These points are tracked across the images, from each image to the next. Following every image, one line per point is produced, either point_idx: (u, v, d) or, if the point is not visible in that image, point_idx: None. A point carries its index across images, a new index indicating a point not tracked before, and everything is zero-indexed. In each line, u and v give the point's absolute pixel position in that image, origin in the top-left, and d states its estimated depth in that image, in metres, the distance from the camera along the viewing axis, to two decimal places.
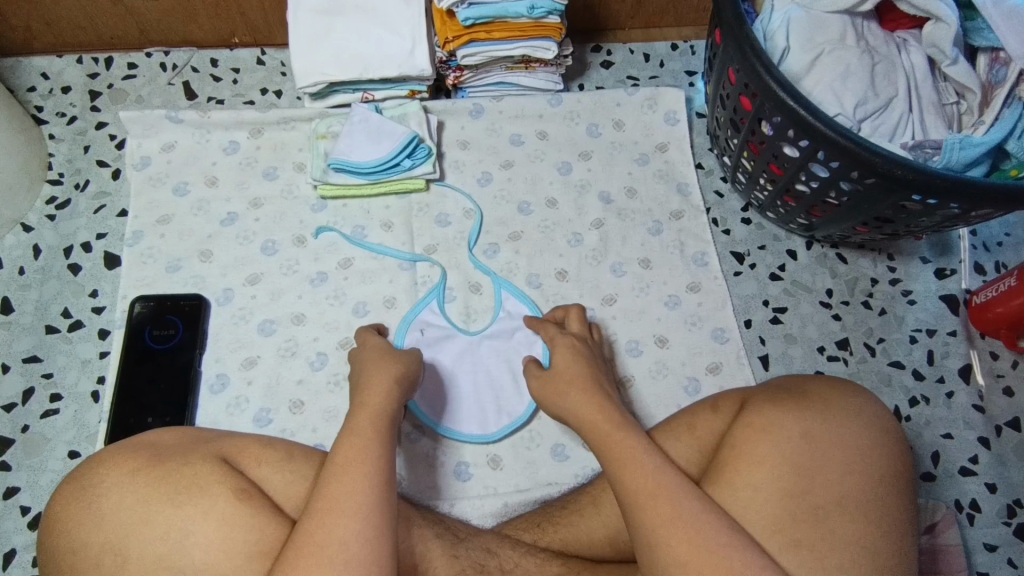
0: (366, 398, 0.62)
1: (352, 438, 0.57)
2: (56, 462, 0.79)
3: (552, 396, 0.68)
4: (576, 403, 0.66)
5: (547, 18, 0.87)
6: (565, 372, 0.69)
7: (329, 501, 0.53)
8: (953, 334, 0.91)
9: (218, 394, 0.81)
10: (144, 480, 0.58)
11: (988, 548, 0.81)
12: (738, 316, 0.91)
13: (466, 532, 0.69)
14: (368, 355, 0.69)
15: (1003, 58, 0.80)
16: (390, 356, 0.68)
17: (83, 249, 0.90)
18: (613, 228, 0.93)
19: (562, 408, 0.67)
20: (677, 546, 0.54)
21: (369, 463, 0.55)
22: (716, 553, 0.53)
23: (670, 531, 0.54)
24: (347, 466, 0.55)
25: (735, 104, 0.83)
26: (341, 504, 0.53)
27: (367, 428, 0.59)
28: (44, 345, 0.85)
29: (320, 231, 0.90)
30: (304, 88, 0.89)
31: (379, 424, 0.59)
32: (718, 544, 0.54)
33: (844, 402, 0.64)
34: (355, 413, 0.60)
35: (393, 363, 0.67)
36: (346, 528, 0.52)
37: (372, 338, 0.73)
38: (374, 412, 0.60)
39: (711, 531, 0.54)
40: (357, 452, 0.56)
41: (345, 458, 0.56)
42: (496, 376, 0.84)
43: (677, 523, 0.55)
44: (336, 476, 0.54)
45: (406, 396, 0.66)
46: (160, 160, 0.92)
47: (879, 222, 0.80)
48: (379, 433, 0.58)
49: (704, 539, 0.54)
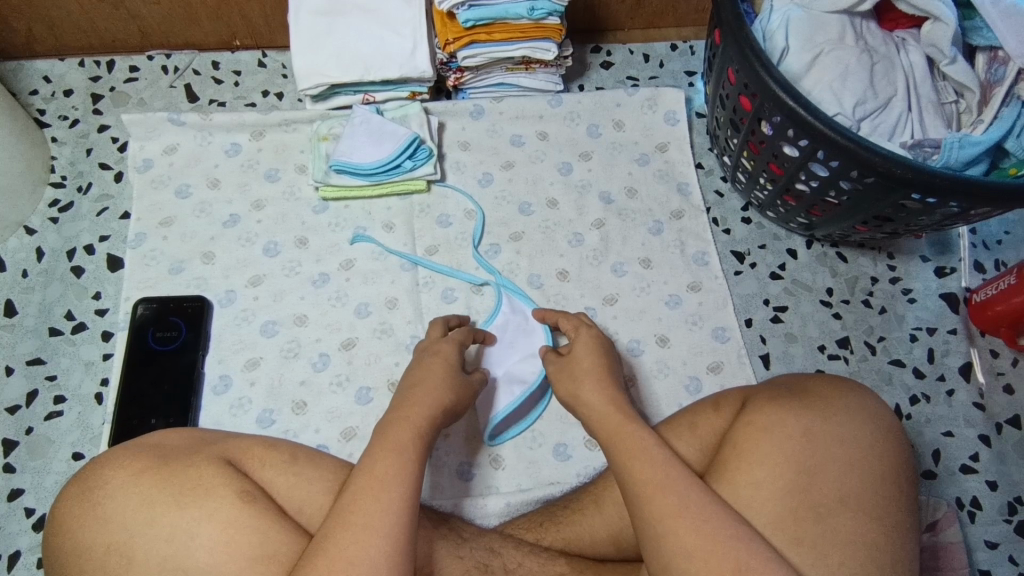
0: (405, 412, 0.63)
1: (389, 452, 0.58)
2: (60, 463, 0.80)
3: (571, 374, 0.69)
4: (594, 389, 0.67)
5: (547, 19, 0.88)
6: (589, 362, 0.70)
7: (359, 513, 0.53)
8: (954, 332, 0.91)
9: (221, 395, 0.82)
10: (150, 481, 0.58)
11: (989, 545, 0.81)
12: (740, 315, 0.91)
13: (469, 533, 0.69)
14: (432, 367, 0.69)
15: (1001, 56, 0.80)
16: (453, 380, 0.69)
17: (86, 252, 0.90)
18: (614, 228, 0.93)
19: (580, 390, 0.68)
20: (685, 538, 0.54)
21: (399, 481, 0.56)
22: (724, 546, 0.54)
23: (674, 523, 0.55)
24: (381, 480, 0.55)
25: (734, 104, 0.83)
26: (371, 520, 0.53)
27: (405, 442, 0.59)
28: (47, 347, 0.85)
29: (357, 239, 0.90)
30: (305, 90, 0.90)
31: (415, 437, 0.60)
32: (722, 535, 0.54)
33: (845, 400, 0.64)
34: (395, 422, 0.61)
35: (441, 390, 0.67)
36: (375, 546, 0.52)
37: (445, 347, 0.73)
38: (416, 424, 0.61)
39: (715, 523, 0.55)
40: (392, 467, 0.56)
41: (375, 469, 0.56)
42: (515, 374, 0.82)
43: (682, 514, 0.55)
44: (368, 489, 0.55)
45: (446, 419, 0.67)
46: (162, 162, 0.93)
47: (879, 221, 0.80)
48: (415, 449, 0.59)
49: (708, 529, 0.54)
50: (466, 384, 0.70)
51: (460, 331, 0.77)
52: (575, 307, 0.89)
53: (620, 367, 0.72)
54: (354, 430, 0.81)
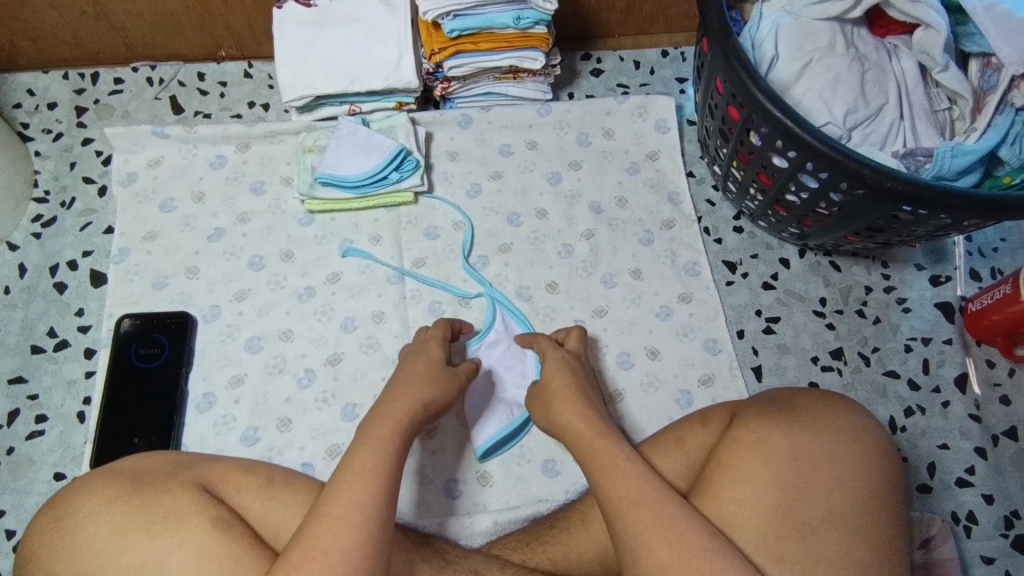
0: (388, 407, 0.62)
1: (372, 444, 0.58)
2: (42, 485, 0.79)
3: (549, 395, 0.68)
4: (576, 406, 0.66)
5: (533, 28, 0.87)
6: (566, 381, 0.69)
7: (336, 506, 0.53)
8: (949, 342, 0.90)
9: (205, 413, 0.81)
10: (121, 509, 0.57)
11: (985, 560, 0.80)
12: (731, 326, 0.90)
13: (453, 555, 0.68)
14: (414, 364, 0.69)
15: (995, 63, 0.79)
16: (438, 375, 0.68)
17: (69, 267, 0.89)
18: (605, 239, 0.92)
19: (559, 408, 0.66)
20: (659, 553, 0.53)
21: (375, 475, 0.55)
22: (698, 561, 0.53)
23: (650, 539, 0.54)
24: (358, 472, 0.55)
25: (723, 113, 0.82)
26: (345, 511, 0.53)
27: (388, 437, 0.59)
28: (30, 366, 0.84)
29: (347, 252, 0.89)
30: (290, 102, 0.89)
31: (399, 434, 0.59)
32: (700, 552, 0.53)
33: (834, 417, 0.63)
34: (375, 418, 0.61)
35: (424, 385, 0.66)
36: (348, 536, 0.51)
37: (431, 346, 0.72)
38: (397, 419, 0.61)
39: (691, 538, 0.54)
40: (372, 459, 0.56)
41: (355, 465, 0.56)
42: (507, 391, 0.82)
43: (660, 530, 0.54)
44: (346, 479, 0.55)
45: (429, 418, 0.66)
46: (147, 175, 0.92)
47: (871, 231, 0.79)
48: (397, 441, 0.59)
49: (684, 544, 0.53)
50: (451, 380, 0.69)
51: (439, 328, 0.76)
52: (564, 320, 0.88)
53: (592, 385, 0.71)
54: (339, 447, 0.80)
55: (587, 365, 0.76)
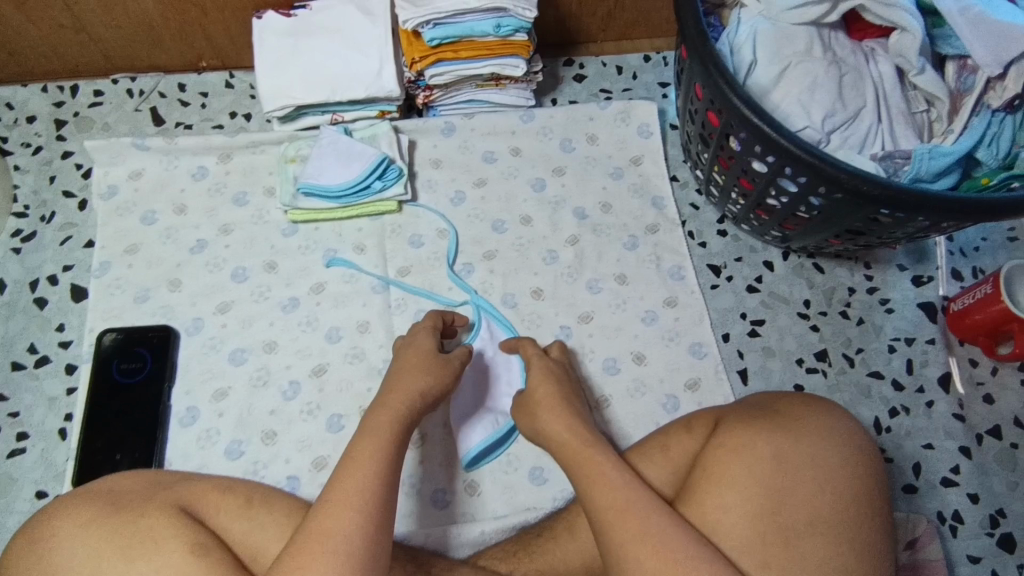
0: (385, 400, 0.62)
1: (370, 436, 0.58)
2: (23, 503, 0.78)
3: (535, 402, 0.68)
4: (560, 413, 0.66)
5: (513, 36, 0.87)
6: (550, 389, 0.69)
7: (338, 492, 0.53)
8: (932, 342, 0.90)
9: (188, 427, 0.80)
10: (97, 533, 0.56)
11: (971, 559, 0.80)
12: (716, 330, 0.90)
13: (439, 567, 0.67)
14: (409, 357, 0.69)
15: (971, 65, 0.80)
16: (431, 365, 0.68)
17: (49, 282, 0.89)
18: (589, 244, 0.92)
19: (543, 415, 0.67)
20: (646, 561, 0.53)
21: (376, 461, 0.56)
22: (685, 568, 0.53)
23: (636, 547, 0.54)
24: (357, 460, 0.55)
25: (703, 119, 0.82)
26: (348, 496, 0.53)
27: (385, 426, 0.59)
28: (10, 382, 0.83)
29: (332, 261, 0.89)
30: (271, 112, 0.88)
31: (397, 425, 0.60)
32: (686, 560, 0.53)
33: (817, 421, 0.63)
34: (375, 410, 0.61)
35: (421, 376, 0.66)
36: (349, 519, 0.52)
37: (422, 338, 0.72)
38: (394, 411, 0.61)
39: (677, 546, 0.54)
40: (370, 447, 0.57)
41: (358, 454, 0.56)
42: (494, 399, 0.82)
43: (646, 539, 0.54)
44: (347, 469, 0.55)
45: (427, 410, 0.66)
46: (128, 187, 0.91)
47: (852, 233, 0.79)
48: (396, 432, 0.59)
49: (671, 553, 0.53)
50: (445, 368, 0.69)
51: (431, 320, 0.76)
52: (549, 326, 0.87)
53: (576, 394, 0.71)
54: (324, 459, 0.79)
55: (572, 373, 0.76)
